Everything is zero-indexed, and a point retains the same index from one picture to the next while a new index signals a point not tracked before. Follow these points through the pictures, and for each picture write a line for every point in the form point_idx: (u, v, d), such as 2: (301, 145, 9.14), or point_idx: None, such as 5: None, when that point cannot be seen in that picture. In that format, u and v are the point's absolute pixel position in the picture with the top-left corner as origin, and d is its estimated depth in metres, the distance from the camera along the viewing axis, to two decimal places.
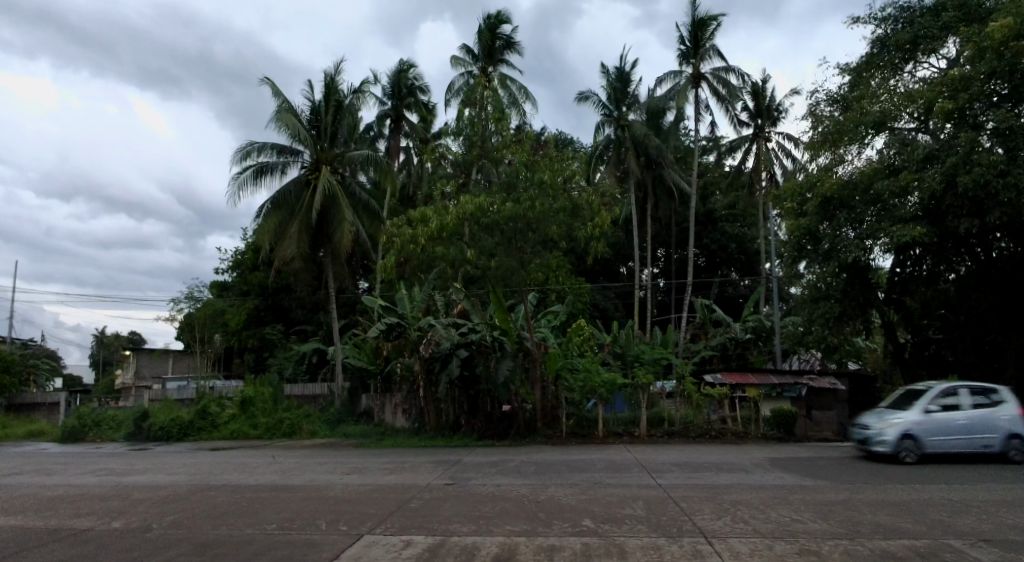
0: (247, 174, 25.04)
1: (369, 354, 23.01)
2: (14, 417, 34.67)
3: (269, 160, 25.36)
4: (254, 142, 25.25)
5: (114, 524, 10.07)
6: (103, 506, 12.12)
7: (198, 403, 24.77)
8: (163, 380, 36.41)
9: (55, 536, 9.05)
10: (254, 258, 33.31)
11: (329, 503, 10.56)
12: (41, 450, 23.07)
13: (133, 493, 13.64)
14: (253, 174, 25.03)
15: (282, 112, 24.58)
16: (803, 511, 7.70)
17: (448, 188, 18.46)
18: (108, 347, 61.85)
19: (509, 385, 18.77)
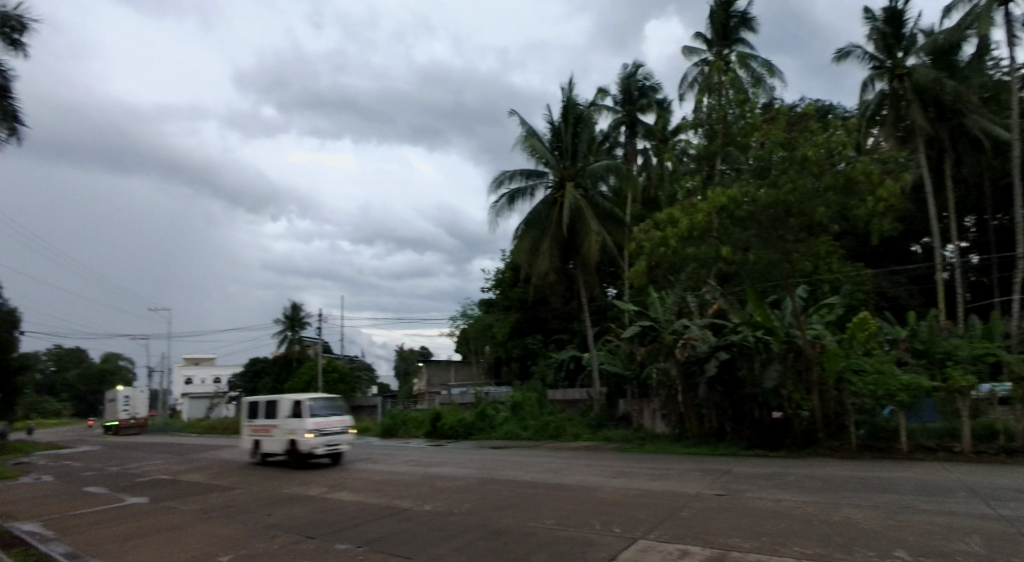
0: (502, 202, 27.06)
1: (623, 359, 23.13)
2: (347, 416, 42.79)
3: (519, 185, 26.96)
4: (505, 171, 27.08)
5: (425, 506, 12.22)
6: (410, 494, 14.01)
7: (477, 407, 27.42)
8: (449, 387, 41.27)
9: (382, 514, 11.66)
10: (513, 274, 35.93)
11: (599, 505, 10.45)
12: (366, 444, 27.91)
13: (435, 481, 15.66)
14: (507, 200, 26.93)
15: (525, 137, 26.10)
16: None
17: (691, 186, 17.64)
18: (407, 359, 72.19)
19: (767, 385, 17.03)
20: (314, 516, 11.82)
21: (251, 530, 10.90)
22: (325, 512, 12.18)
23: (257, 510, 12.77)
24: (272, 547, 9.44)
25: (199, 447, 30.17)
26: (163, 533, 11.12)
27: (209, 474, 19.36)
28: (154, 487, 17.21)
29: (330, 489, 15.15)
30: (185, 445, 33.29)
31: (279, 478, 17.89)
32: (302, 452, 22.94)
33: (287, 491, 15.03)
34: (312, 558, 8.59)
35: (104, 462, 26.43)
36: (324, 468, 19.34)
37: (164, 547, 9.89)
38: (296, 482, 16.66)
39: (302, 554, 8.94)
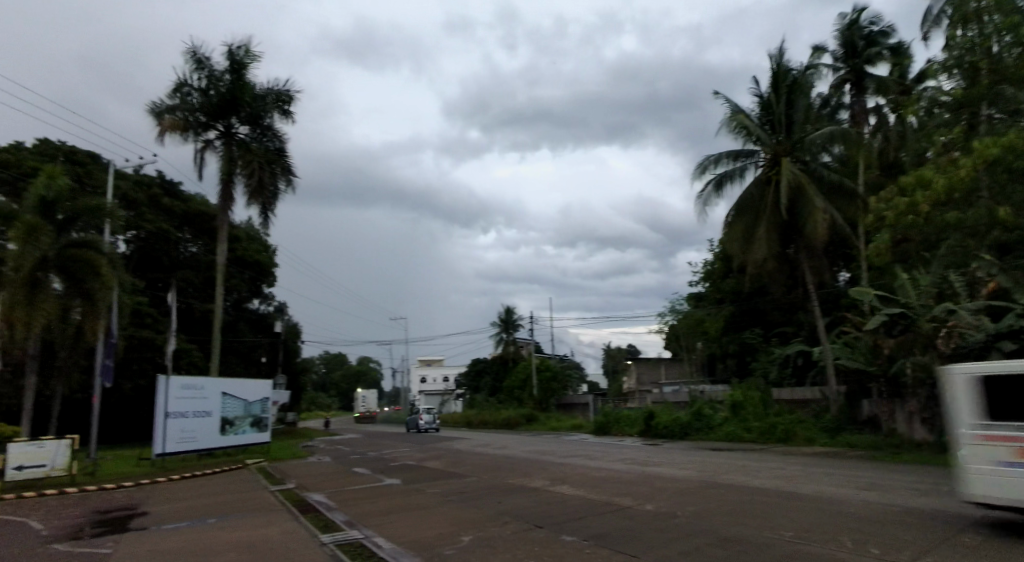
0: (708, 189, 25.26)
1: (865, 354, 19.73)
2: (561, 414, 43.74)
3: (725, 169, 24.87)
4: (709, 155, 25.18)
5: (647, 504, 11.72)
6: (631, 493, 13.52)
7: (693, 406, 26.02)
8: (661, 385, 39.87)
9: (605, 510, 11.37)
10: (724, 265, 33.47)
11: (849, 519, 8.90)
12: (582, 440, 28.12)
13: (655, 483, 15.10)
14: (713, 186, 25.06)
15: (731, 114, 23.97)
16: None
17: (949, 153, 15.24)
18: (615, 358, 71.53)
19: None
20: (538, 507, 11.98)
21: (484, 514, 11.39)
22: (549, 504, 12.28)
23: (489, 497, 13.39)
24: (503, 532, 9.70)
25: (433, 439, 33.14)
26: (413, 510, 12.17)
27: (444, 462, 21.01)
28: (402, 471, 19.15)
29: (553, 482, 15.34)
30: (421, 436, 36.86)
31: (505, 469, 18.71)
32: (522, 448, 23.77)
33: (514, 482, 15.58)
34: (539, 546, 8.56)
35: (362, 447, 30.43)
36: (546, 462, 19.76)
37: (413, 523, 10.78)
38: (521, 473, 17.25)
39: (529, 542, 8.96)
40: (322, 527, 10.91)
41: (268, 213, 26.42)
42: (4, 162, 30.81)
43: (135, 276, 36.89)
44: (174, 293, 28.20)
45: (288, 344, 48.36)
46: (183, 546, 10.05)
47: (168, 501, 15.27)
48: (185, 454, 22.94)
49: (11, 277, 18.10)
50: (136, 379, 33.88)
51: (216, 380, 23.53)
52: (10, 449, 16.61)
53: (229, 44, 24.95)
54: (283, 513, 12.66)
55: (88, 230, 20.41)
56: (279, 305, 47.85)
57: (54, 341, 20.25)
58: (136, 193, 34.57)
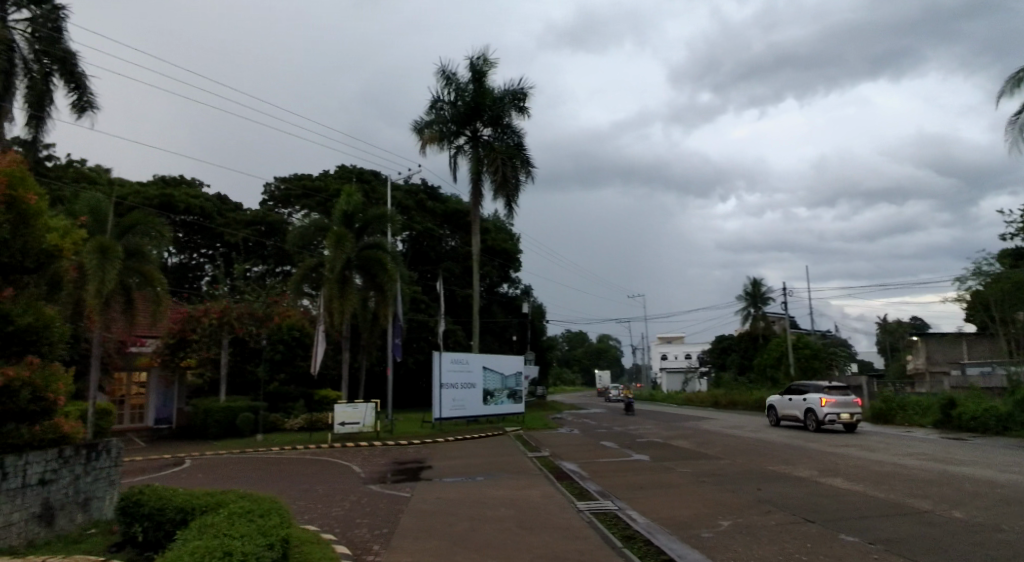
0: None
1: None
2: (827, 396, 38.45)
3: None
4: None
5: (957, 510, 9.09)
6: (935, 494, 10.73)
7: (1016, 394, 20.44)
8: (962, 366, 32.45)
9: (900, 512, 9.05)
10: None
11: None
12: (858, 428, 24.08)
13: (967, 485, 11.87)
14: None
15: None
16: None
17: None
18: (892, 333, 60.72)
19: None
20: (812, 498, 10.09)
21: (746, 500, 9.91)
22: (824, 497, 10.27)
23: (752, 482, 11.78)
24: (767, 521, 8.21)
25: (678, 419, 31.55)
26: (668, 488, 11.17)
27: (694, 442, 19.56)
28: (652, 449, 18.24)
29: (828, 474, 13.03)
30: (666, 416, 35.49)
31: (768, 455, 16.57)
32: (783, 434, 21.14)
33: (778, 469, 13.64)
34: (816, 544, 6.93)
35: (608, 424, 30.26)
36: (820, 451, 17.01)
37: (668, 501, 9.82)
38: (787, 461, 15.08)
39: (802, 536, 7.35)
40: (577, 495, 10.56)
41: (513, 205, 27.32)
42: (317, 186, 37.17)
43: (411, 269, 41.82)
44: (440, 280, 31.05)
45: (536, 324, 50.69)
46: (465, 497, 10.49)
47: (443, 459, 16.63)
48: (456, 421, 25.05)
49: (327, 275, 21.34)
50: (416, 355, 38.35)
51: (478, 355, 25.23)
52: (332, 409, 19.67)
53: (470, 56, 26.52)
54: (542, 478, 12.70)
55: (378, 232, 23.27)
56: (526, 288, 50.35)
57: (358, 326, 23.59)
58: (407, 200, 39.34)
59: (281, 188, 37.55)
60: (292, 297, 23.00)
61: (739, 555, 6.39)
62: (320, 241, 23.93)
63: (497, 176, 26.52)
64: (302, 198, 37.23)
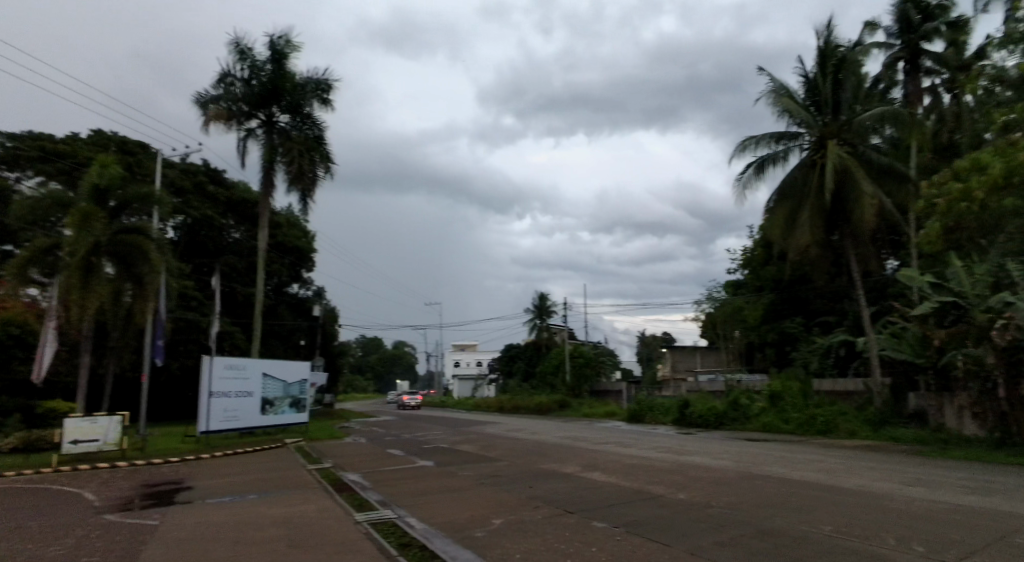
0: (748, 173, 24.59)
1: (913, 345, 18.13)
2: (594, 400, 43.63)
3: (766, 152, 23.98)
4: (752, 136, 24.37)
5: (681, 494, 11.45)
6: (666, 481, 13.22)
7: (730, 395, 25.56)
8: (697, 373, 39.19)
9: (636, 498, 11.10)
10: (764, 253, 32.86)
11: (900, 515, 8.15)
12: (616, 427, 27.97)
13: (691, 471, 14.85)
14: (755, 170, 24.28)
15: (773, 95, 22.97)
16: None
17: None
18: (650, 346, 70.71)
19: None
20: (571, 492, 11.88)
21: (517, 498, 11.29)
22: (582, 490, 12.11)
23: (523, 481, 13.34)
24: (536, 516, 9.62)
25: (466, 423, 33.41)
26: (448, 492, 12.15)
27: (479, 446, 21.02)
28: (437, 453, 19.27)
29: (585, 468, 15.20)
30: (455, 420, 37.21)
31: (538, 453, 18.53)
32: (555, 435, 23.65)
33: (549, 466, 15.55)
34: (572, 533, 8.29)
35: (396, 430, 30.75)
36: (583, 448, 19.55)
37: (451, 505, 10.82)
38: (553, 458, 17.19)
39: (562, 526, 8.86)
40: (357, 506, 11.00)
41: (309, 199, 26.66)
42: (60, 150, 32.00)
43: (184, 261, 38.01)
44: (217, 276, 28.79)
45: (327, 327, 49.21)
46: (232, 519, 10.24)
47: (207, 478, 15.62)
48: (229, 433, 23.53)
49: (66, 261, 18.68)
50: (183, 359, 35.16)
51: (257, 361, 24.10)
52: (64, 425, 17.23)
53: (271, 35, 25.30)
54: (321, 491, 12.83)
55: (140, 214, 21.08)
56: (318, 289, 48.68)
57: (107, 324, 20.94)
58: (183, 181, 35.70)
59: (7, 146, 31.56)
60: (14, 285, 19.57)
61: (498, 550, 7.49)
62: (59, 220, 20.76)
63: (292, 169, 25.67)
64: (38, 161, 31.73)
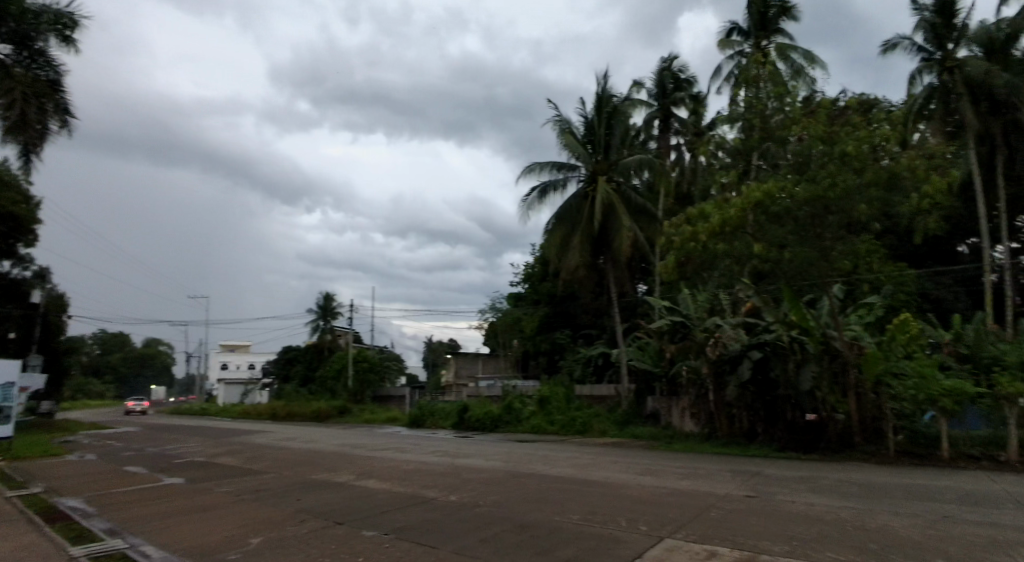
0: (532, 196, 27.13)
1: (653, 357, 22.05)
2: (376, 405, 43.59)
3: (549, 177, 26.72)
4: (537, 162, 26.98)
5: (450, 495, 12.42)
6: (438, 485, 14.13)
7: (505, 399, 27.63)
8: (477, 379, 41.47)
9: (406, 505, 11.62)
10: (542, 269, 36.23)
11: (627, 501, 9.84)
12: (395, 433, 28.41)
13: (464, 473, 15.96)
14: (538, 194, 26.87)
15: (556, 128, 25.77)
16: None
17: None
18: (435, 351, 72.63)
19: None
20: (340, 504, 11.96)
21: (284, 512, 11.09)
22: (353, 500, 12.28)
23: (290, 495, 13.06)
24: (301, 530, 9.49)
25: (231, 433, 30.99)
26: (203, 511, 11.20)
27: (243, 458, 19.76)
28: (189, 469, 17.74)
29: (359, 477, 15.39)
30: (219, 429, 34.22)
31: (310, 463, 18.16)
32: (331, 443, 23.22)
33: (322, 477, 15.37)
34: (342, 543, 8.39)
35: (142, 443, 27.33)
36: (355, 455, 19.60)
37: (205, 526, 10.04)
38: (325, 468, 17.03)
39: (328, 538, 8.91)
40: (76, 535, 9.11)
41: None
42: None
43: None
44: None
45: (51, 319, 41.57)
46: None
47: None
48: None
49: None
50: None
51: None
52: None
53: None
54: (31, 519, 10.80)
55: None
56: (37, 273, 40.59)
57: None
58: None
59: None
60: None
61: None
62: None
63: (10, 113, 16.50)
64: None
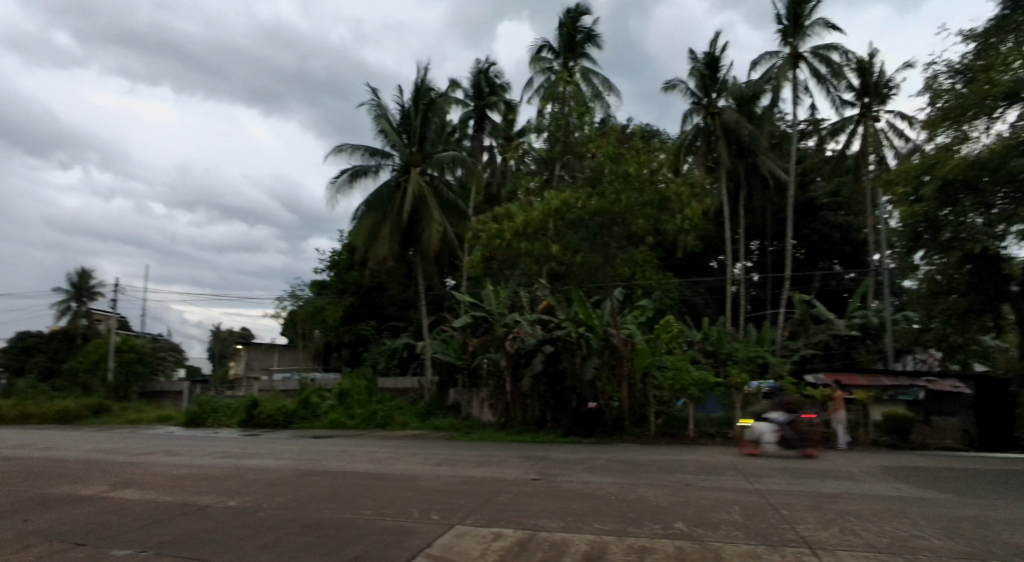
0: (342, 178, 26.48)
1: (457, 349, 22.78)
2: (146, 402, 38.57)
3: (360, 161, 26.32)
4: (348, 144, 26.34)
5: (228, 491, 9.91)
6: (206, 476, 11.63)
7: (302, 394, 25.66)
8: (270, 372, 39.07)
9: (180, 511, 8.22)
10: (349, 258, 35.32)
11: (420, 493, 9.84)
12: (168, 433, 25.26)
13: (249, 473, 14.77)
14: (348, 177, 26.33)
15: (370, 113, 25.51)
16: (1018, 534, 5.74)
17: (942, 136, 14.56)
18: (223, 341, 66.76)
19: (938, 324, 16.03)
20: (83, 517, 8.11)
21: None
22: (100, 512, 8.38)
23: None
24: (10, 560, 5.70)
25: None
26: None
27: None
28: None
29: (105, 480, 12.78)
30: None
31: (43, 473, 14.82)
32: (83, 449, 19.86)
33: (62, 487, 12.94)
34: None
35: None
36: (102, 461, 16.39)
37: None
38: (69, 475, 14.43)
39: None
40: None
41: None
42: None
43: None
44: None
45: None
46: None
47: None
48: None
49: None
50: None
51: None
52: None
53: None
54: None
55: None
56: None
57: None
58: None
59: None
60: None
61: None
62: None
63: None
64: None
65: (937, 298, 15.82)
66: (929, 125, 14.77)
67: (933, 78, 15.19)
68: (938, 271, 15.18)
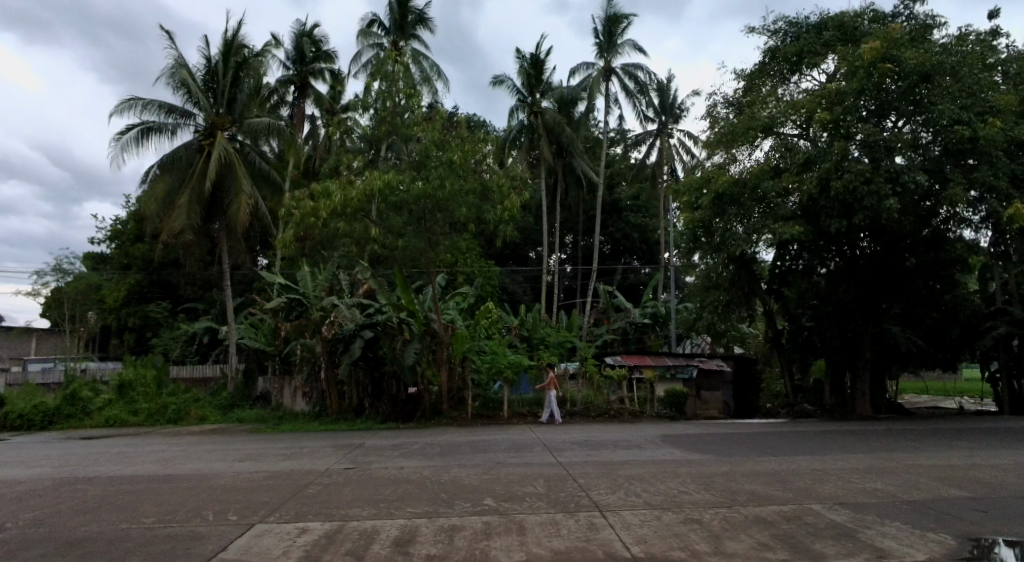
0: (130, 134, 23.33)
1: (266, 335, 21.50)
2: None
3: (154, 118, 23.37)
4: (139, 99, 23.26)
5: None
6: None
7: (67, 388, 22.00)
8: (26, 362, 33.09)
9: None
10: (137, 230, 31.23)
11: (218, 491, 9.13)
12: None
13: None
14: (138, 134, 23.36)
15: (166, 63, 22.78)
16: (753, 483, 7.19)
17: (719, 156, 17.32)
18: None
19: (708, 313, 18.70)
20: None
21: None
22: None
23: None
24: None
25: None
26: None
27: None
28: None
29: None
30: None
31: None
32: None
33: None
34: None
35: None
36: None
37: None
38: None
39: None
40: None
41: None
42: None
43: None
44: None
45: None
46: None
47: None
48: None
49: None
50: None
51: None
52: None
53: None
54: None
55: None
56: None
57: None
58: None
59: None
60: None
61: None
62: None
63: None
64: None
65: (708, 291, 18.47)
66: (709, 145, 17.39)
67: (714, 106, 17.87)
68: (711, 270, 17.80)
